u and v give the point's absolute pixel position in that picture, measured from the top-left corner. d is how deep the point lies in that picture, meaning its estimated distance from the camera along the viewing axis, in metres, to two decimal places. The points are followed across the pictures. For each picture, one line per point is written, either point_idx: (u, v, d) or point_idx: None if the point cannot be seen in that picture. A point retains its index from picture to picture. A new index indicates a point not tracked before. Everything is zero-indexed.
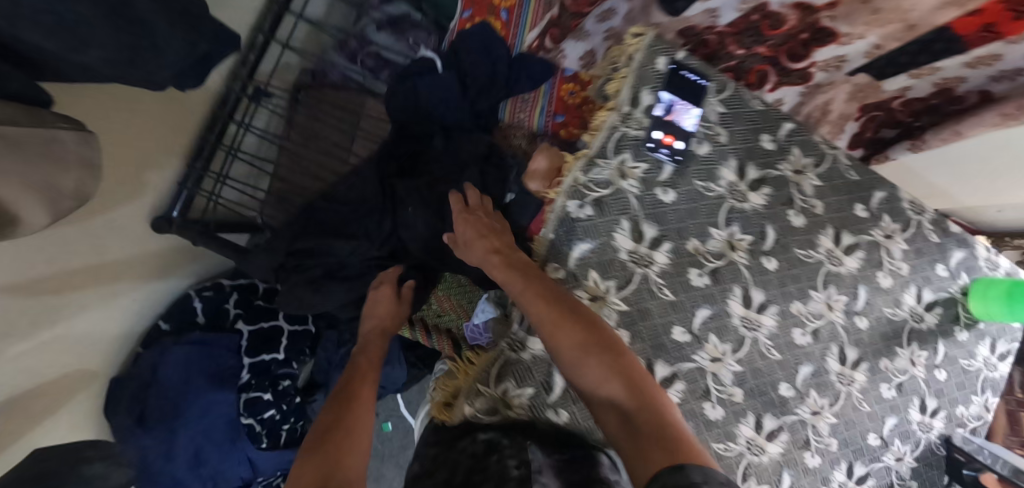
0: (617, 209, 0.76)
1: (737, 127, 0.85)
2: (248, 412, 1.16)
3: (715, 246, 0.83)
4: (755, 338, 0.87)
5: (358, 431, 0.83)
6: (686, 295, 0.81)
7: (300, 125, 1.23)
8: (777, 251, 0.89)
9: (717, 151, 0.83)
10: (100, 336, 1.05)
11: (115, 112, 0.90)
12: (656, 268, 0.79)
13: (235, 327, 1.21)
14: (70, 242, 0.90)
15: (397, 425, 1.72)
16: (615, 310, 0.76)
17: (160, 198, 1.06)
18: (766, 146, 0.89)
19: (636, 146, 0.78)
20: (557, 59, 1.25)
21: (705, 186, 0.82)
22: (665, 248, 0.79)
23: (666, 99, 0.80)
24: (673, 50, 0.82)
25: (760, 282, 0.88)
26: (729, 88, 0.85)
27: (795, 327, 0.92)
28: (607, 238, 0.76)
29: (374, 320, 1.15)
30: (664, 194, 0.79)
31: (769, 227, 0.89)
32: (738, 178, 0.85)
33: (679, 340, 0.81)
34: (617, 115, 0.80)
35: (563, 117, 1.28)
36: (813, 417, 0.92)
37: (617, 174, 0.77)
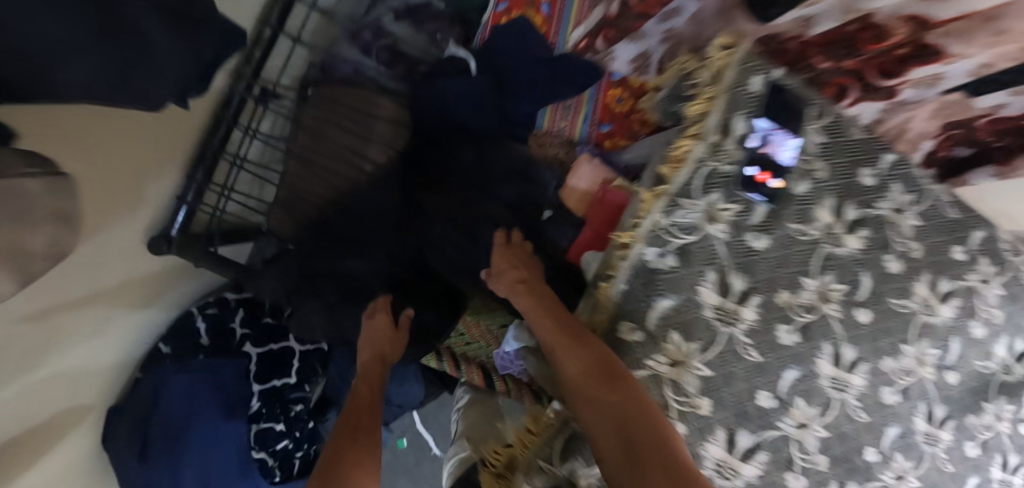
0: (703, 258, 0.68)
1: (838, 160, 0.73)
2: (259, 446, 1.15)
3: (806, 298, 0.72)
4: (844, 401, 0.75)
5: (365, 452, 0.79)
6: (774, 356, 0.71)
7: (309, 126, 1.09)
8: (872, 302, 0.76)
9: (815, 189, 0.72)
10: (89, 359, 0.99)
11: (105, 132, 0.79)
12: (744, 327, 0.69)
13: (241, 349, 1.20)
14: (64, 277, 0.83)
15: (413, 441, 1.57)
16: (696, 376, 0.68)
17: (158, 213, 0.97)
18: (865, 182, 0.75)
19: (728, 185, 0.68)
20: (605, 61, 1.04)
21: (802, 230, 0.71)
22: (754, 303, 0.69)
23: (762, 127, 0.69)
24: (769, 66, 0.69)
25: (852, 339, 0.75)
26: (830, 114, 0.72)
27: (885, 386, 0.78)
28: (689, 292, 0.67)
29: (373, 346, 1.04)
30: (755, 240, 0.69)
31: (865, 274, 0.76)
32: (835, 219, 0.73)
33: (765, 406, 0.71)
34: (705, 145, 0.69)
35: (609, 126, 1.11)
36: (896, 482, 0.80)
37: (705, 217, 0.68)
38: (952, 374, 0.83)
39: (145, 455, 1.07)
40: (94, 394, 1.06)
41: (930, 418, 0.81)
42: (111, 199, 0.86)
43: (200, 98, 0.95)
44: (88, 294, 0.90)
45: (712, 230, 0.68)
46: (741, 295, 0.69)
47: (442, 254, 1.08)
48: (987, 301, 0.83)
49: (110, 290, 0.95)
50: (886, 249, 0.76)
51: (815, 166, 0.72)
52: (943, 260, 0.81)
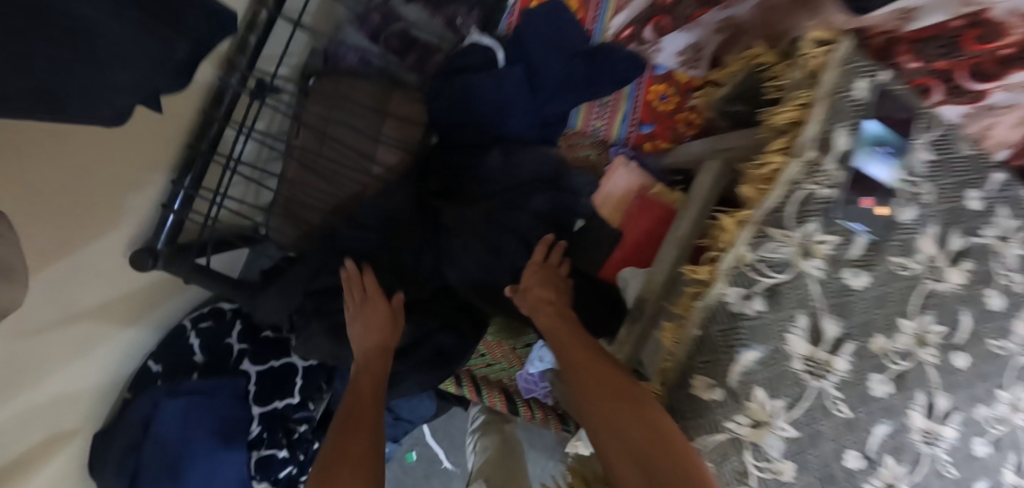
0: (794, 301, 0.57)
1: (943, 181, 0.63)
2: (261, 475, 1.05)
3: (903, 344, 0.62)
4: (937, 457, 0.66)
5: (369, 442, 0.69)
6: (865, 411, 0.61)
7: (313, 124, 0.98)
8: (971, 344, 0.66)
9: (921, 215, 0.61)
10: (71, 387, 0.88)
11: (77, 139, 0.66)
12: (837, 380, 0.59)
13: (240, 368, 1.10)
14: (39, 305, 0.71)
15: (422, 455, 1.49)
16: (780, 438, 0.57)
17: (143, 223, 0.86)
18: (971, 205, 0.65)
19: (827, 213, 0.57)
20: (650, 53, 0.95)
21: (903, 264, 0.61)
22: (849, 351, 0.59)
23: (869, 141, 0.58)
24: (876, 69, 0.59)
25: (948, 386, 0.66)
26: (939, 126, 0.62)
27: (976, 437, 0.69)
28: (778, 341, 0.56)
29: (369, 335, 0.91)
30: (854, 278, 0.58)
31: (965, 312, 0.66)
32: (939, 250, 0.63)
33: (853, 468, 0.61)
34: (801, 164, 0.57)
35: (650, 127, 1.02)
36: None
37: (799, 251, 0.56)
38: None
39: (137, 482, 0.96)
40: (77, 421, 0.94)
41: (1022, 471, 0.72)
42: (89, 210, 0.73)
43: (189, 92, 0.82)
44: (66, 315, 0.77)
45: (806, 267, 0.56)
46: (835, 341, 0.58)
47: (460, 271, 0.96)
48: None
49: (91, 309, 0.82)
50: (989, 283, 0.66)
51: (920, 189, 0.61)
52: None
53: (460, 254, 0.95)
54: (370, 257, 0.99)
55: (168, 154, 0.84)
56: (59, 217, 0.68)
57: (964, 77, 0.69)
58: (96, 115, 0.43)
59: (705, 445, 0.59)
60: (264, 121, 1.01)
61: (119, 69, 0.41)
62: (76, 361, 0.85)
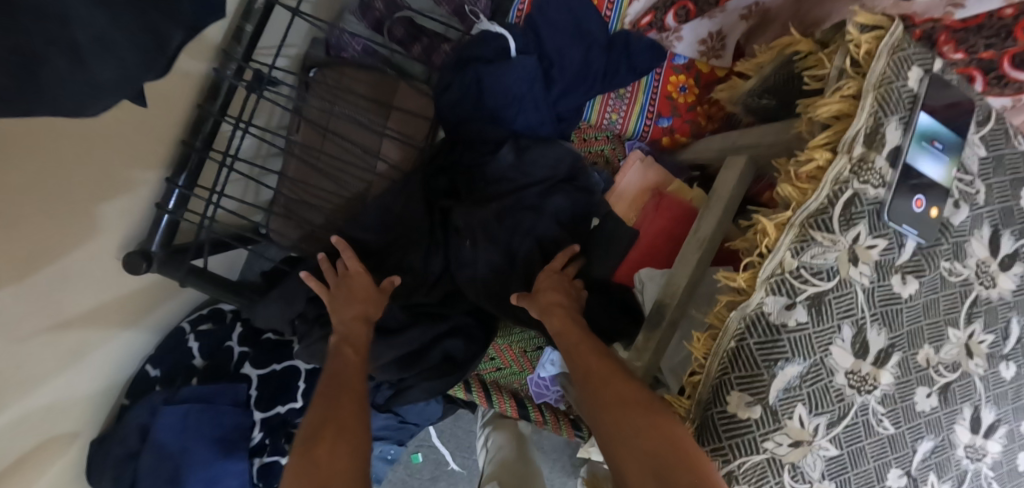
0: (839, 310, 0.53)
1: (996, 178, 0.58)
2: (263, 482, 1.00)
3: (949, 354, 0.58)
4: (978, 472, 0.62)
5: (354, 416, 0.61)
6: (907, 426, 0.57)
7: (312, 118, 0.95)
8: (1017, 354, 0.63)
9: (972, 216, 0.57)
10: (64, 397, 0.83)
11: (67, 137, 0.61)
12: (878, 393, 0.55)
13: (241, 372, 1.06)
14: (24, 315, 0.66)
15: (428, 456, 1.46)
16: (821, 457, 0.54)
17: (137, 225, 0.81)
18: None
19: (874, 215, 0.52)
20: (669, 42, 0.88)
21: (954, 270, 0.57)
22: (893, 361, 0.55)
23: (921, 132, 0.54)
24: (930, 57, 0.55)
25: (993, 398, 0.62)
26: (993, 118, 0.58)
27: (1020, 450, 0.65)
28: (822, 355, 0.52)
29: (351, 310, 0.82)
30: (902, 285, 0.54)
31: (1014, 319, 0.62)
32: (989, 254, 0.59)
33: (894, 486, 0.58)
34: (847, 160, 0.52)
35: (669, 121, 0.95)
36: None
37: (846, 257, 0.52)
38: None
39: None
40: (72, 430, 0.90)
41: None
42: (76, 212, 0.68)
43: (184, 84, 0.77)
44: (57, 322, 0.73)
45: (852, 274, 0.52)
46: (878, 352, 0.55)
47: (471, 272, 0.92)
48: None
49: (81, 316, 0.78)
50: None
51: (972, 188, 0.57)
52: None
53: (472, 254, 0.92)
54: (376, 257, 0.95)
55: (162, 151, 0.79)
56: (46, 220, 0.63)
57: (1008, 66, 0.59)
58: (85, 115, 0.37)
59: (741, 465, 0.53)
60: (263, 115, 0.97)
61: (105, 63, 0.35)
62: (69, 370, 0.81)
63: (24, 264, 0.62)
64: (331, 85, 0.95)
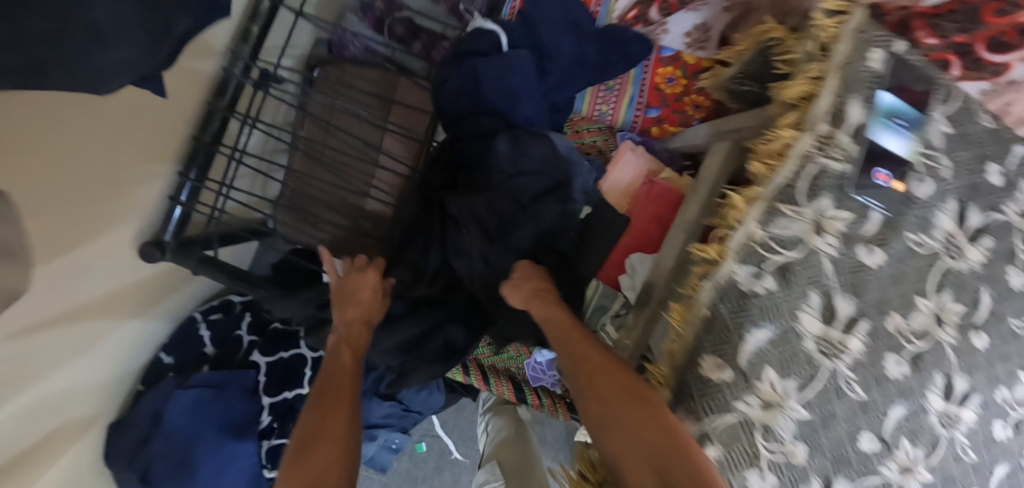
0: (806, 278, 0.56)
1: (963, 154, 0.61)
2: (272, 464, 1.03)
3: (919, 322, 0.61)
4: (951, 440, 0.65)
5: (346, 416, 0.65)
6: (879, 392, 0.60)
7: (317, 114, 0.99)
8: (990, 325, 0.65)
9: (938, 190, 0.59)
10: (82, 380, 0.88)
11: (89, 129, 0.65)
12: (848, 359, 0.58)
13: (251, 360, 1.10)
14: (44, 300, 0.70)
15: (433, 445, 1.49)
16: (792, 419, 0.57)
17: (151, 217, 0.85)
18: (993, 180, 0.62)
19: (839, 188, 0.55)
20: (656, 34, 0.92)
21: (920, 242, 0.59)
22: (862, 329, 0.58)
23: (890, 111, 0.56)
24: (889, 39, 0.57)
25: (965, 367, 0.64)
26: (959, 98, 0.60)
27: (996, 419, 0.67)
28: (790, 322, 0.55)
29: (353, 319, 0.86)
30: (868, 255, 0.57)
31: (985, 290, 0.64)
32: (956, 226, 0.61)
33: (866, 450, 0.60)
34: (813, 137, 0.56)
35: (657, 112, 0.99)
36: None
37: (811, 228, 0.55)
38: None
39: (149, 478, 0.98)
40: (89, 414, 0.95)
41: None
42: (95, 202, 0.72)
43: (193, 82, 0.81)
44: (74, 306, 0.77)
45: (820, 245, 0.55)
46: (847, 319, 0.57)
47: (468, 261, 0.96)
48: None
49: (98, 302, 0.82)
50: (1009, 261, 0.64)
51: (938, 163, 0.59)
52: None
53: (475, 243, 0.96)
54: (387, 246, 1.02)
55: (174, 146, 0.84)
56: (69, 208, 0.67)
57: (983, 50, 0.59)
58: (102, 90, 0.42)
59: (716, 426, 0.56)
60: (269, 112, 1.01)
61: (115, 43, 0.39)
62: (86, 354, 0.85)
63: (48, 248, 0.67)
64: (339, 81, 1.01)
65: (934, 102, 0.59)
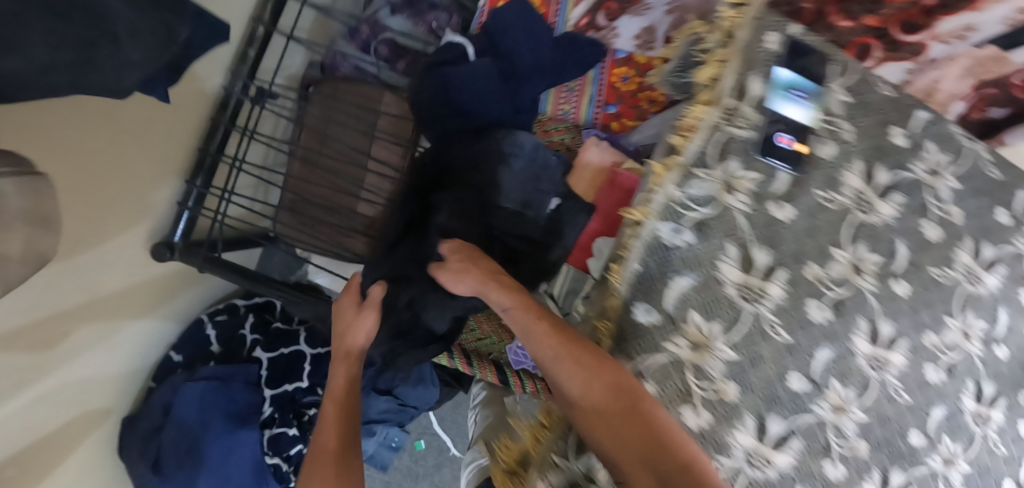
0: (722, 231, 0.63)
1: (865, 119, 0.68)
2: (273, 451, 1.10)
3: (837, 270, 0.67)
4: (886, 383, 0.70)
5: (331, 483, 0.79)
6: (803, 335, 0.66)
7: (312, 126, 1.11)
8: (910, 274, 0.70)
9: (841, 151, 0.67)
10: (97, 372, 0.97)
11: (101, 136, 0.75)
12: (770, 304, 0.64)
13: (253, 355, 1.18)
14: (58, 287, 0.79)
15: (431, 443, 1.55)
16: (720, 360, 0.63)
17: (161, 221, 0.96)
18: (896, 141, 0.69)
19: (745, 151, 0.64)
20: (608, 39, 1.04)
21: (828, 199, 0.66)
22: (781, 277, 0.64)
23: (786, 83, 0.65)
24: (783, 24, 0.66)
25: (889, 312, 0.69)
26: (855, 71, 0.68)
27: (927, 363, 0.72)
28: (710, 269, 0.63)
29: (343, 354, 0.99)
30: (778, 210, 0.64)
31: (901, 243, 0.70)
32: (864, 184, 0.68)
33: (796, 389, 0.66)
34: (719, 110, 0.65)
35: (616, 108, 1.07)
36: (946, 467, 0.74)
37: (721, 187, 0.63)
38: (1003, 349, 0.76)
39: (159, 466, 1.05)
40: (104, 406, 1.03)
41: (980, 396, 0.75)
42: (112, 204, 0.83)
43: (197, 99, 0.93)
44: (89, 298, 0.86)
45: (731, 201, 0.63)
46: (766, 268, 0.64)
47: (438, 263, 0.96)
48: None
49: (114, 296, 0.92)
50: (922, 214, 0.71)
51: (840, 130, 0.67)
52: (988, 223, 0.74)
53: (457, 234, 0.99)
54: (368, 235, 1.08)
55: (182, 157, 0.95)
56: (83, 206, 0.77)
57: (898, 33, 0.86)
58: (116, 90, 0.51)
59: (650, 365, 0.65)
60: (266, 125, 1.13)
61: (134, 47, 0.48)
62: (101, 346, 0.94)
63: (71, 243, 0.77)
64: (329, 97, 1.12)
65: (829, 78, 0.68)
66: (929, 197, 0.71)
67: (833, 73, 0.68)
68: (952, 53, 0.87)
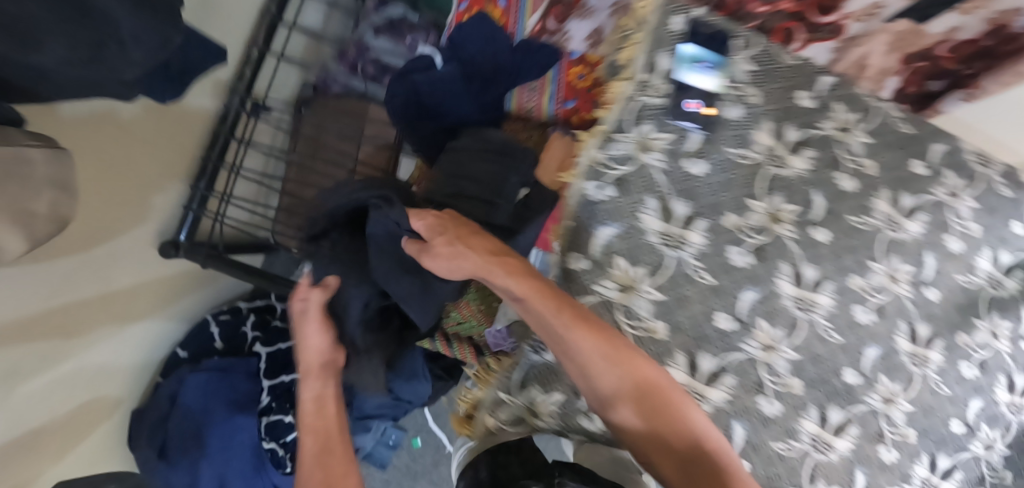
0: (641, 187, 0.77)
1: (772, 85, 0.80)
2: (270, 437, 1.16)
3: (755, 219, 0.77)
4: (813, 321, 0.76)
5: None
6: (727, 277, 0.76)
7: (306, 136, 1.23)
8: (829, 221, 0.77)
9: (750, 113, 0.79)
10: (110, 361, 1.07)
11: (110, 139, 0.87)
12: (690, 249, 0.76)
13: (253, 350, 1.26)
14: (75, 275, 0.89)
15: (428, 441, 1.59)
16: (647, 299, 0.76)
17: (168, 221, 1.08)
18: (803, 103, 0.80)
19: (657, 117, 0.78)
20: (562, 41, 1.17)
21: (740, 154, 0.78)
22: (700, 226, 0.76)
23: (692, 58, 0.78)
24: (687, 7, 0.79)
25: (811, 257, 0.77)
26: (759, 45, 0.80)
27: (855, 304, 0.77)
28: (632, 219, 0.76)
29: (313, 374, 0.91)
30: (692, 165, 0.77)
31: (817, 194, 0.78)
32: (775, 141, 0.79)
33: (725, 328, 0.75)
34: (634, 83, 0.78)
35: (574, 103, 1.16)
36: (885, 406, 0.76)
37: (638, 148, 0.78)
38: (934, 290, 0.79)
39: (165, 452, 1.14)
40: (117, 396, 1.13)
41: (915, 339, 0.78)
42: (123, 203, 0.95)
43: (200, 112, 1.06)
44: (102, 289, 0.97)
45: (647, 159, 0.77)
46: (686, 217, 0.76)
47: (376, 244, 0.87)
48: (960, 216, 0.80)
49: (127, 289, 1.03)
50: (835, 167, 0.79)
51: (746, 93, 0.79)
52: (903, 174, 0.80)
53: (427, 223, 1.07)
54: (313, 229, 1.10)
55: (186, 164, 1.07)
56: (96, 201, 0.88)
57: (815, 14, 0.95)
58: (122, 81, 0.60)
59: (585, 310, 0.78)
60: (264, 136, 1.25)
61: (137, 49, 0.57)
62: (114, 336, 1.05)
63: (88, 237, 0.89)
64: (321, 111, 1.25)
65: (735, 51, 0.80)
66: (844, 153, 0.79)
67: (738, 49, 0.80)
68: (872, 27, 0.95)
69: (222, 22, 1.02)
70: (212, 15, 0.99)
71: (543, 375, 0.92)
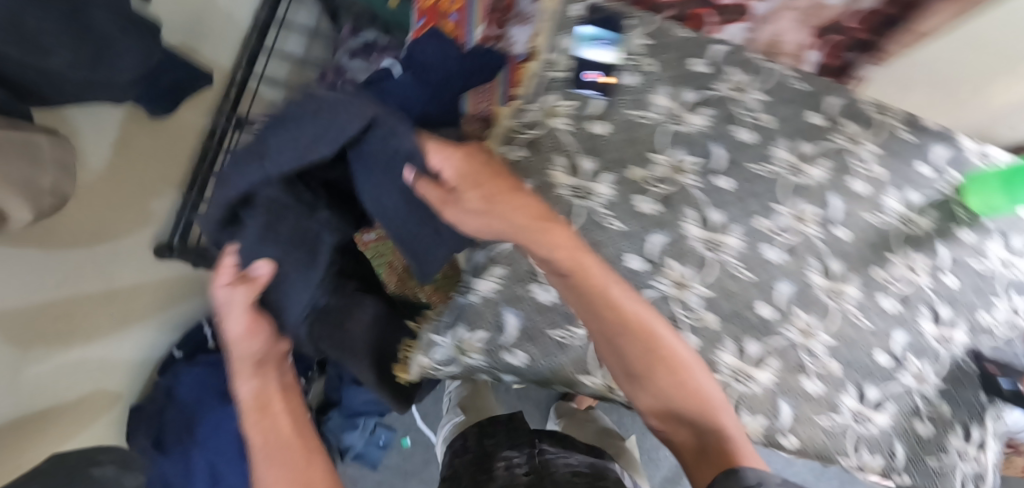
0: (682, 201, 0.83)
1: (780, 100, 0.85)
2: None
3: (782, 221, 0.83)
4: (722, 263, 0.83)
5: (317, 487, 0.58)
6: (766, 272, 0.83)
7: None
8: (850, 222, 0.84)
9: (761, 133, 0.84)
10: (114, 354, 1.06)
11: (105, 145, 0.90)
12: (728, 251, 0.83)
13: None
14: (77, 265, 0.90)
15: (417, 440, 1.57)
16: (699, 295, 0.83)
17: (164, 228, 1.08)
18: (813, 120, 0.85)
19: (687, 141, 0.83)
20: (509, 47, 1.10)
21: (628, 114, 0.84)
22: (609, 177, 0.82)
23: (591, 37, 0.84)
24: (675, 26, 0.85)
25: (837, 253, 0.84)
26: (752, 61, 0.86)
27: (879, 294, 0.84)
28: (676, 227, 0.82)
29: (254, 409, 0.66)
30: (724, 181, 0.83)
31: (834, 197, 0.84)
32: (793, 156, 0.84)
33: (765, 315, 0.83)
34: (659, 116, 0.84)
35: None
36: (918, 383, 0.85)
37: (672, 170, 0.83)
38: (844, 228, 0.84)
39: (161, 443, 1.09)
40: (116, 391, 1.10)
41: (937, 320, 0.85)
42: (124, 207, 0.98)
43: (189, 121, 1.08)
44: (107, 285, 0.98)
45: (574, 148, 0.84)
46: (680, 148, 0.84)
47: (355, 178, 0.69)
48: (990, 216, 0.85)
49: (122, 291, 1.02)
50: (847, 172, 0.84)
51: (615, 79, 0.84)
52: (800, 125, 0.84)
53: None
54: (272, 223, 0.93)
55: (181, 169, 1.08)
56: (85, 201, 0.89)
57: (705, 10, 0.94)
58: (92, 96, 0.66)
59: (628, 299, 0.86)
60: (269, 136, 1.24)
61: (127, 59, 0.65)
62: (119, 330, 1.05)
63: (87, 230, 0.90)
64: None
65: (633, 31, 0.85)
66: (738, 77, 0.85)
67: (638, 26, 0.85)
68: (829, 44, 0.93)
69: (212, 39, 1.08)
70: (201, 28, 1.04)
71: (467, 312, 0.84)
